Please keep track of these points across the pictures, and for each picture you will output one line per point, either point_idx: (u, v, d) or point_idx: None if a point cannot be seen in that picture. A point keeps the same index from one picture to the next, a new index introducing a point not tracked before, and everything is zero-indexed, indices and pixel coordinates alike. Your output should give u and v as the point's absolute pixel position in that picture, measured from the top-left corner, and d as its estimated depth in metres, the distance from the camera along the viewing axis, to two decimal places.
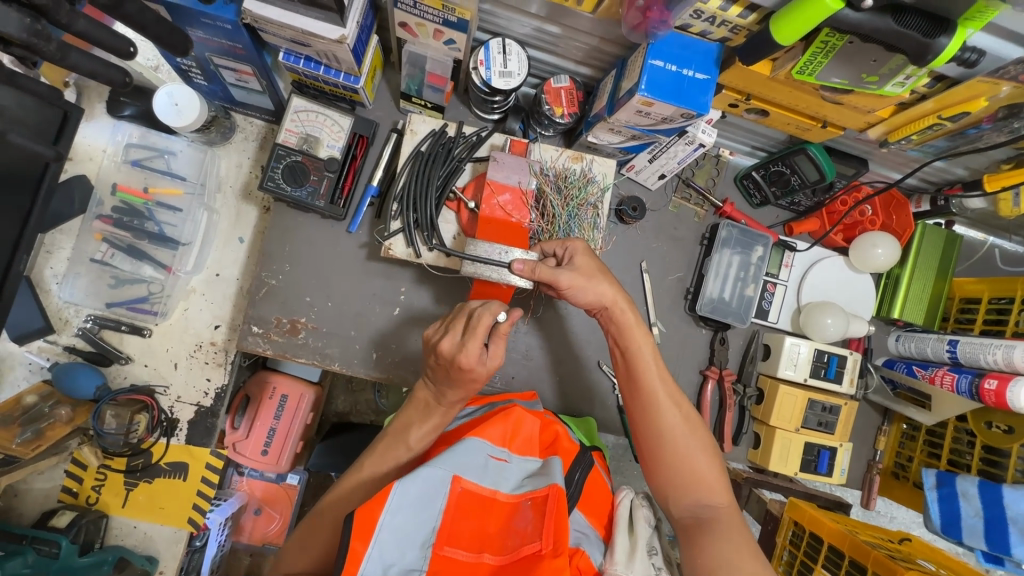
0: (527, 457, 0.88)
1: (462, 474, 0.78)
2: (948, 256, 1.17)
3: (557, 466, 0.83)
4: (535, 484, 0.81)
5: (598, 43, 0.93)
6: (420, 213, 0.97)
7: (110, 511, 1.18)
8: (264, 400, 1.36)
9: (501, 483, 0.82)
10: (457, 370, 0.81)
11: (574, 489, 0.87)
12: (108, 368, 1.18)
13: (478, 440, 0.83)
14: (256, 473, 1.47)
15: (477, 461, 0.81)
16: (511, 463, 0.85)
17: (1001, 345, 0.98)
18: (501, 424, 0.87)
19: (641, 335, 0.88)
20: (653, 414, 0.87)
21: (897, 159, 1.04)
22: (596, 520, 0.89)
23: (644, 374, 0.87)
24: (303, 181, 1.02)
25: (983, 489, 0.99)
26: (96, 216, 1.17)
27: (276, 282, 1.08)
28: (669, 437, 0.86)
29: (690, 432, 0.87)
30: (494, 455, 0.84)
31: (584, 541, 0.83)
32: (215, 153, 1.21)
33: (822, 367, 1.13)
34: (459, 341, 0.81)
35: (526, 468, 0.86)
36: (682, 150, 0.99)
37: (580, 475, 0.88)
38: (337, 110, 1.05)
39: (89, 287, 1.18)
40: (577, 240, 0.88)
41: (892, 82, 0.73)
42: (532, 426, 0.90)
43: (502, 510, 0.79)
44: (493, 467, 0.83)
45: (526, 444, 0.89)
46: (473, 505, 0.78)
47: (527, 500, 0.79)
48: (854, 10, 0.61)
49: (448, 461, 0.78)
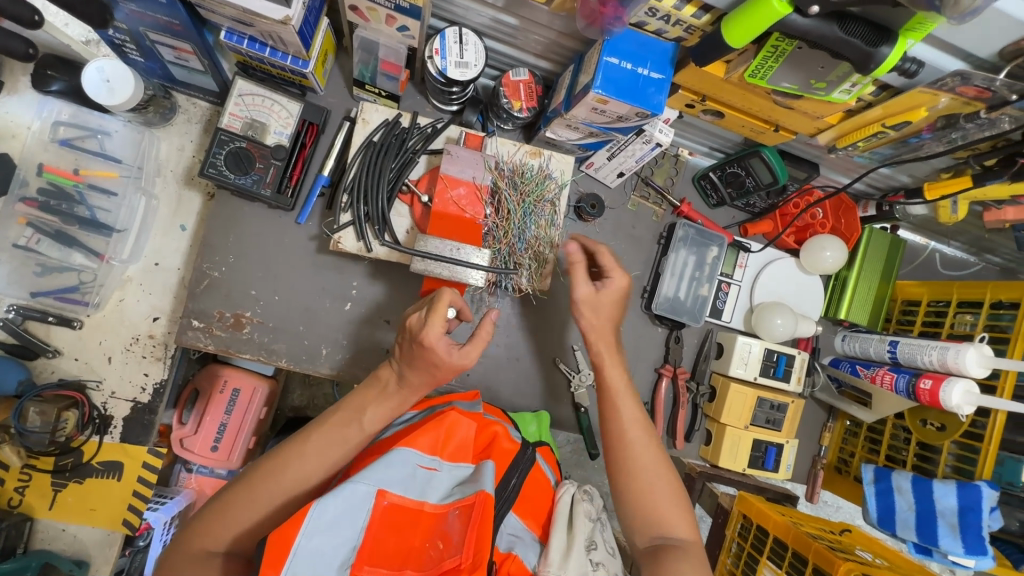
0: (459, 464, 0.89)
1: (387, 488, 0.80)
2: (892, 260, 1.22)
3: (488, 471, 0.85)
4: (464, 492, 0.83)
5: (556, 37, 0.91)
6: (370, 206, 0.93)
7: (36, 513, 1.11)
8: (213, 394, 1.30)
9: (429, 493, 0.84)
10: (419, 349, 0.79)
11: (510, 493, 0.87)
12: (34, 361, 1.11)
13: (407, 450, 0.85)
14: (206, 469, 1.37)
15: (405, 472, 0.83)
16: (441, 471, 0.87)
17: (937, 346, 1.03)
18: (433, 431, 0.89)
19: (612, 368, 0.93)
20: (623, 447, 0.88)
21: (846, 165, 1.06)
22: (533, 522, 0.90)
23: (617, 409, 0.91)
24: (247, 168, 0.97)
25: (916, 483, 1.02)
26: (19, 198, 1.07)
27: (219, 274, 1.02)
28: (636, 471, 0.87)
29: (658, 467, 0.87)
30: (423, 464, 0.86)
31: (517, 543, 0.85)
32: (154, 134, 1.14)
33: (771, 366, 1.16)
34: (423, 321, 0.79)
35: (457, 474, 0.88)
36: (640, 149, 0.99)
37: (516, 479, 0.88)
38: (285, 94, 1.00)
39: (11, 275, 1.09)
40: (619, 276, 0.93)
41: (839, 90, 0.75)
42: (466, 430, 0.92)
43: (427, 520, 0.82)
44: (421, 476, 0.85)
45: (458, 449, 0.90)
46: (397, 519, 0.80)
47: (454, 509, 0.82)
48: (802, 15, 0.61)
49: (372, 476, 0.79)
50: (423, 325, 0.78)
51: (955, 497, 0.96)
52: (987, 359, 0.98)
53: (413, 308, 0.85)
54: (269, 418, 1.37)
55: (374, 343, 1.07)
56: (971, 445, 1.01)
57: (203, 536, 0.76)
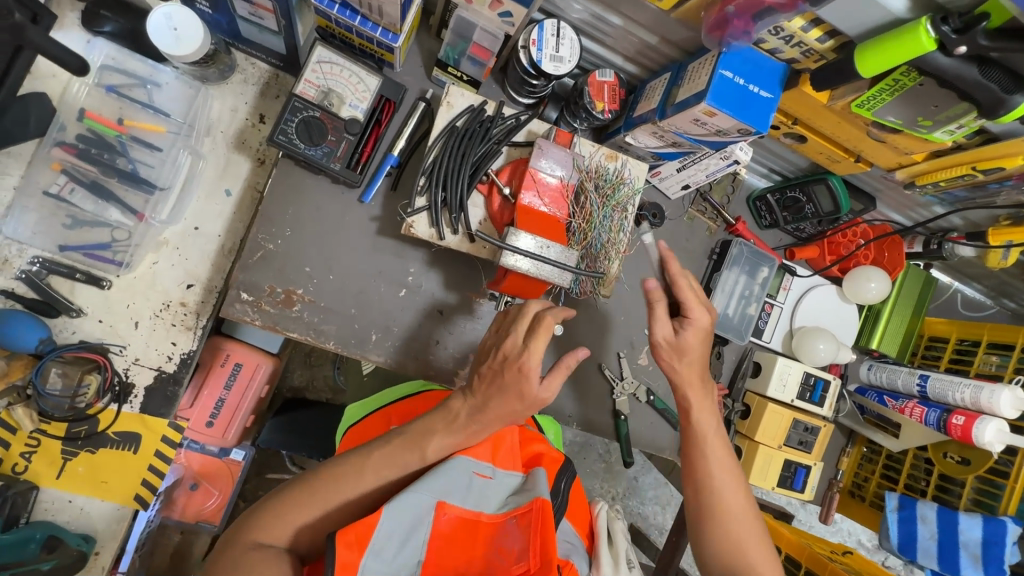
0: (510, 471, 0.84)
1: (447, 499, 0.75)
2: (924, 296, 1.27)
3: (542, 478, 0.80)
4: (520, 500, 0.78)
5: (655, 42, 0.91)
6: (449, 192, 0.90)
7: (41, 482, 1.04)
8: (213, 367, 1.24)
9: (485, 502, 0.79)
10: (513, 375, 0.76)
11: (561, 498, 0.83)
12: (54, 319, 1.03)
13: (464, 457, 0.80)
14: (196, 445, 1.32)
15: (462, 480, 0.78)
16: (495, 479, 0.82)
17: (969, 385, 1.07)
18: (487, 440, 0.84)
19: (701, 408, 0.90)
20: (714, 490, 0.86)
21: (903, 202, 1.11)
22: (580, 530, 0.87)
23: (709, 453, 0.88)
24: (319, 139, 0.92)
25: (940, 514, 1.08)
26: (56, 142, 1.00)
27: (274, 247, 0.98)
28: (727, 517, 0.85)
29: (749, 515, 0.86)
30: (479, 472, 0.81)
31: (573, 551, 0.81)
32: (208, 91, 1.07)
33: (808, 389, 1.18)
34: (519, 343, 0.78)
35: (510, 482, 0.83)
36: (715, 164, 1.00)
37: (565, 484, 0.85)
38: (364, 66, 0.95)
39: (38, 224, 1.01)
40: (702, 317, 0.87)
41: (943, 129, 0.76)
42: (514, 438, 0.88)
43: (486, 530, 0.76)
44: (477, 485, 0.79)
45: (509, 455, 0.85)
46: (457, 531, 0.75)
47: (512, 518, 0.76)
48: (945, 54, 0.62)
49: (432, 485, 0.75)
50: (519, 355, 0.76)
51: (980, 530, 1.03)
52: (1019, 401, 1.02)
53: (498, 330, 0.81)
54: (269, 397, 1.32)
55: (424, 334, 1.04)
56: (992, 481, 1.08)
57: (255, 533, 0.74)
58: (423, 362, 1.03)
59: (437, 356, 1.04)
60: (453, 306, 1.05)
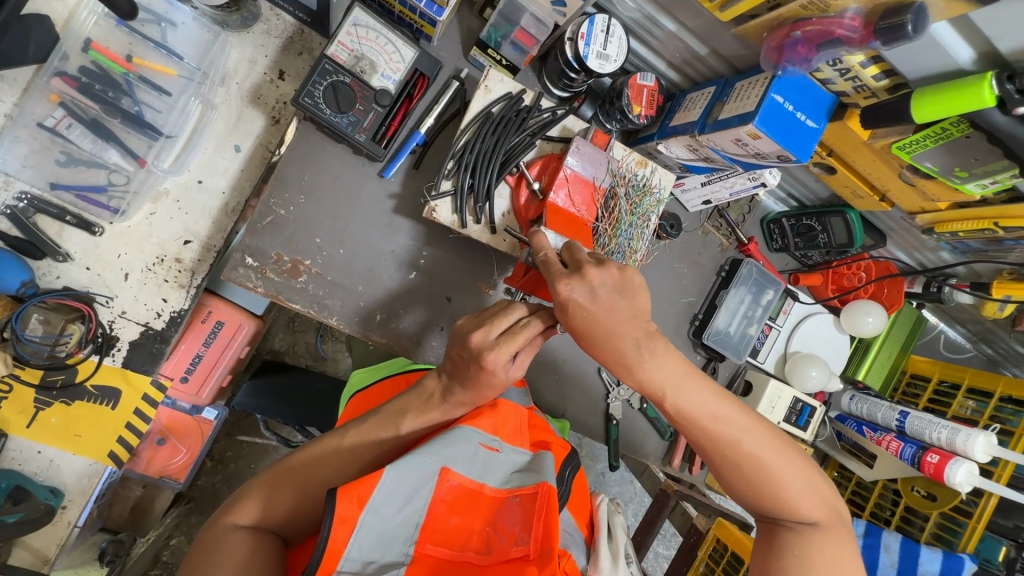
0: (517, 448, 0.83)
1: (451, 466, 0.75)
2: (913, 335, 1.31)
3: (551, 463, 0.79)
4: (524, 480, 0.78)
5: (704, 54, 0.89)
6: (477, 179, 0.87)
7: (10, 430, 0.99)
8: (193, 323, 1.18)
9: (488, 475, 0.78)
10: (478, 368, 0.73)
11: (565, 487, 0.83)
12: (39, 261, 0.97)
13: (471, 428, 0.79)
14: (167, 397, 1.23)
15: (468, 450, 0.77)
16: (501, 454, 0.81)
17: (947, 426, 1.11)
18: (493, 413, 0.83)
19: (661, 365, 0.75)
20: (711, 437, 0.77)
21: (913, 242, 1.14)
22: (581, 521, 0.89)
23: (684, 405, 0.76)
24: (346, 107, 0.88)
25: (904, 545, 1.14)
26: (56, 72, 0.91)
27: (286, 213, 0.94)
28: (735, 460, 0.77)
29: (760, 448, 0.77)
30: (485, 445, 0.80)
31: (572, 542, 0.81)
32: (227, 39, 1.00)
33: (794, 414, 1.21)
34: (491, 338, 0.73)
35: (515, 460, 0.82)
36: (740, 183, 0.99)
37: (570, 474, 0.84)
38: (401, 36, 0.91)
39: (30, 157, 0.94)
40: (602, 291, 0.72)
41: (977, 182, 0.78)
42: (519, 416, 0.86)
43: (487, 504, 0.77)
44: (482, 456, 0.78)
45: (515, 432, 0.84)
46: (457, 499, 0.75)
47: (515, 496, 0.76)
48: (1002, 112, 0.63)
49: (439, 451, 0.74)
50: (492, 345, 0.72)
51: (938, 564, 1.08)
52: (992, 447, 1.06)
53: (473, 321, 0.77)
54: (249, 359, 1.26)
55: (430, 320, 1.02)
56: (955, 518, 1.14)
57: (233, 512, 0.76)
58: (424, 349, 1.01)
59: (441, 344, 1.02)
60: (462, 295, 1.03)
